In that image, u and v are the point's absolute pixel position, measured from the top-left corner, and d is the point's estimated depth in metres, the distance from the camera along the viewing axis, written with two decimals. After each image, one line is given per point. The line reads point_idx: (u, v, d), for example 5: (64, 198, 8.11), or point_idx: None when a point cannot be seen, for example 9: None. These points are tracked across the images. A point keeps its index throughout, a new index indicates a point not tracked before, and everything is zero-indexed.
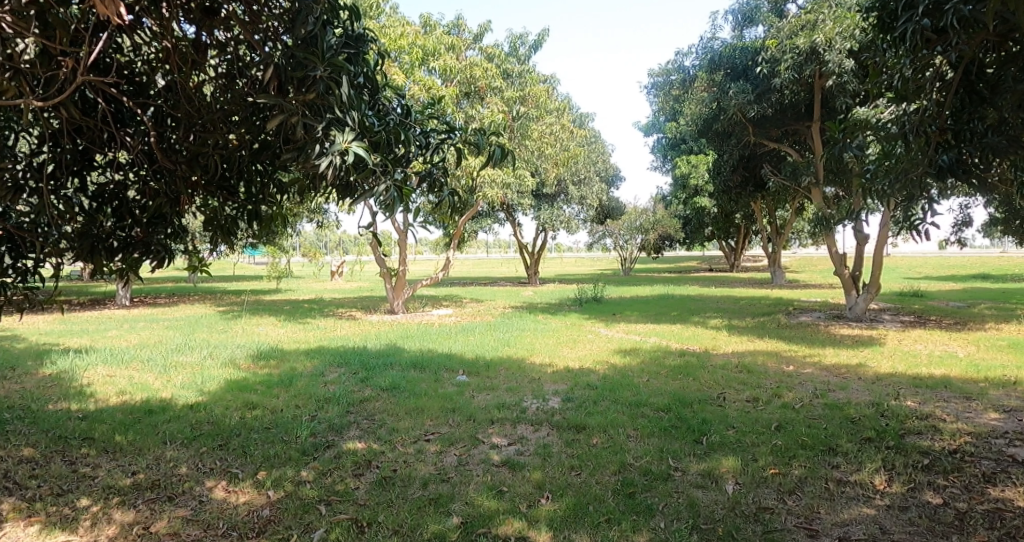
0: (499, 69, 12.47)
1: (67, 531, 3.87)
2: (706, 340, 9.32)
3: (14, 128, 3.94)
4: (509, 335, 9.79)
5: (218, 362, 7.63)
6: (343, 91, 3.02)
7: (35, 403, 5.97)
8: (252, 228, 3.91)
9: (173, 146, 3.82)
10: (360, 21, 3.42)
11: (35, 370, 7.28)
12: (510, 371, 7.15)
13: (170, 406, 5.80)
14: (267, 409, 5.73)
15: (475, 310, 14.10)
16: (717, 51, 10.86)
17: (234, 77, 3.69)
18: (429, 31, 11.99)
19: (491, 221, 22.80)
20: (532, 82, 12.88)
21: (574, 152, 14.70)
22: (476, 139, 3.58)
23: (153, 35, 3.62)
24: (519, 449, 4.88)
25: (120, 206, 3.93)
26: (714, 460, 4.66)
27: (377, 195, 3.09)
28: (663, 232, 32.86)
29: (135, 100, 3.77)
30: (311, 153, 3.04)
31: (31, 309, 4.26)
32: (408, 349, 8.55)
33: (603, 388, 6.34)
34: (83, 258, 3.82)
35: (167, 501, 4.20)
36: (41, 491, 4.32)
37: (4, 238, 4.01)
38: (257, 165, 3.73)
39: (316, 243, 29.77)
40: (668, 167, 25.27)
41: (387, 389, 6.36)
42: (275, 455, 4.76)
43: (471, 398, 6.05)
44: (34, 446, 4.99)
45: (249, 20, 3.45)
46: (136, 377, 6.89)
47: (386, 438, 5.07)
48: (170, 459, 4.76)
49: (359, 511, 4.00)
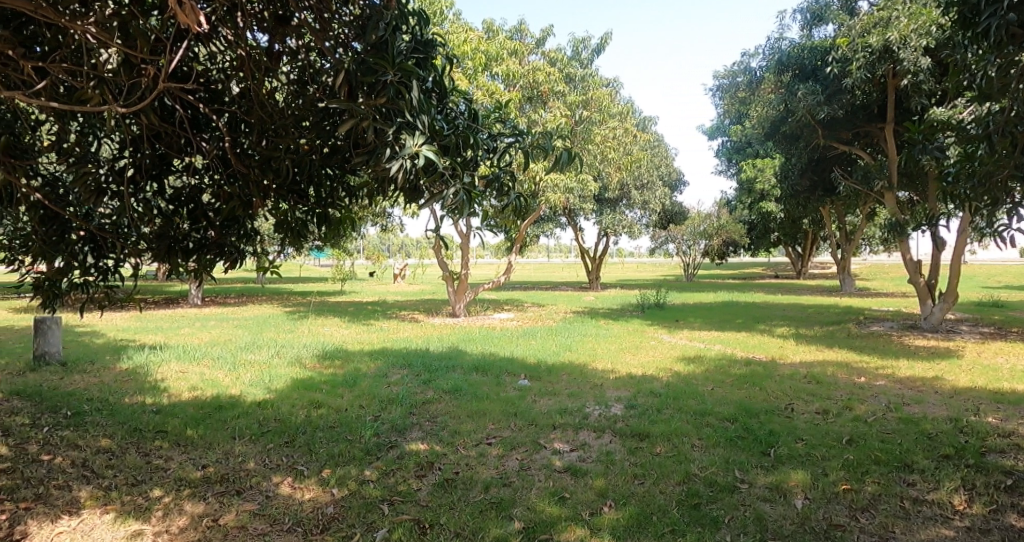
0: (562, 74, 12.45)
1: (140, 520, 4.04)
2: (772, 348, 9.06)
3: (98, 135, 4.23)
4: (571, 340, 9.73)
5: (286, 361, 7.83)
6: (413, 94, 3.11)
7: (112, 396, 6.25)
8: (323, 232, 3.98)
9: (246, 151, 3.96)
10: (428, 27, 3.53)
11: (114, 364, 7.64)
12: (573, 376, 7.09)
13: (239, 403, 5.99)
14: (332, 409, 5.84)
15: (537, 315, 14.11)
16: (784, 52, 10.53)
17: (306, 83, 3.82)
18: (492, 36, 12.11)
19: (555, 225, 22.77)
20: (594, 85, 12.73)
21: (638, 156, 14.49)
22: (543, 143, 3.58)
23: (229, 44, 3.80)
24: (581, 455, 4.84)
25: (195, 209, 4.08)
26: (782, 473, 4.50)
27: (445, 199, 3.12)
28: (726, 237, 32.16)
29: (211, 107, 3.93)
30: (382, 156, 3.15)
31: (110, 306, 4.38)
32: (471, 352, 8.59)
33: (667, 396, 6.22)
34: (160, 259, 3.97)
35: (236, 495, 4.32)
36: (116, 481, 4.52)
37: (88, 238, 4.24)
38: (328, 169, 3.80)
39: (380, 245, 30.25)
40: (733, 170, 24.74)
41: (449, 391, 6.40)
42: (339, 454, 4.85)
43: (533, 403, 6.03)
44: (111, 437, 5.22)
45: (320, 28, 3.63)
46: (207, 374, 7.15)
47: (448, 440, 5.10)
48: (238, 454, 4.90)
49: (421, 512, 4.03)
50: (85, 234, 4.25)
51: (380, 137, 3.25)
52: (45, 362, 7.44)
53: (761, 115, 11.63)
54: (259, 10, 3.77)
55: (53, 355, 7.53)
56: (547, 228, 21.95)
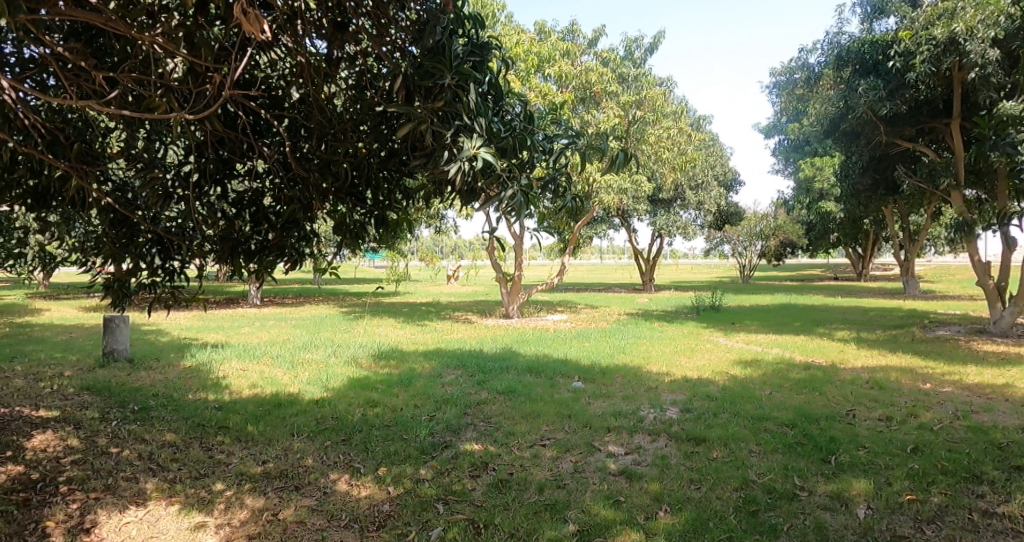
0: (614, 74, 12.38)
1: (204, 512, 4.18)
2: (832, 352, 8.80)
3: (164, 141, 4.39)
4: (624, 342, 9.66)
5: (342, 360, 8.01)
6: (470, 97, 3.15)
7: (177, 392, 6.49)
8: (380, 233, 4.05)
9: (305, 155, 4.06)
10: (483, 30, 3.56)
11: (178, 361, 7.94)
12: (627, 379, 7.03)
13: (297, 401, 6.14)
14: (387, 408, 5.94)
15: (590, 316, 14.07)
16: (844, 46, 10.21)
17: (363, 88, 3.90)
18: (544, 38, 12.15)
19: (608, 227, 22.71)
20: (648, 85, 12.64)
21: (692, 156, 14.29)
22: (599, 145, 3.57)
23: (290, 52, 3.91)
24: (636, 459, 4.80)
25: (257, 213, 4.20)
26: (843, 481, 4.37)
27: (503, 200, 3.16)
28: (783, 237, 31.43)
29: (272, 113, 4.03)
30: (440, 159, 3.20)
31: (176, 307, 4.51)
32: (524, 354, 8.62)
33: (723, 400, 6.11)
34: (224, 260, 4.09)
35: (295, 491, 4.44)
36: (181, 474, 4.69)
37: (155, 240, 4.39)
38: (385, 172, 3.86)
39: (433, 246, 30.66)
40: (791, 169, 24.16)
41: (503, 392, 6.43)
42: (395, 452, 4.92)
43: (587, 405, 6.01)
44: (176, 432, 5.42)
45: (377, 34, 3.71)
46: (266, 372, 7.36)
47: (502, 441, 5.13)
48: (297, 451, 5.02)
49: (475, 512, 4.06)
50: (153, 236, 4.40)
51: (437, 141, 3.29)
52: (113, 359, 7.78)
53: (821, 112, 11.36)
54: (318, 18, 3.86)
55: (121, 352, 7.85)
56: (600, 229, 21.86)
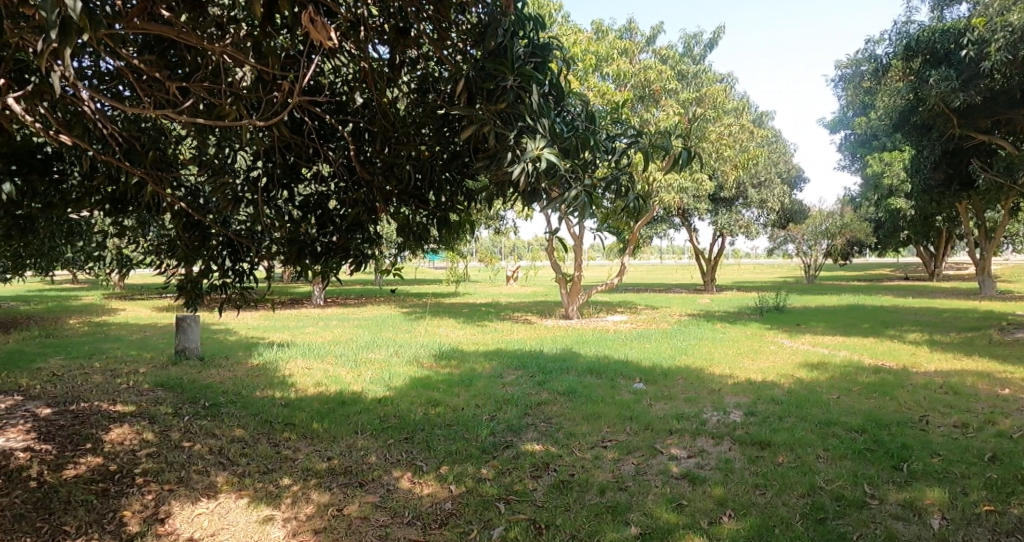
0: (673, 71, 12.46)
1: (271, 506, 4.31)
2: (903, 355, 8.47)
3: (234, 147, 4.55)
4: (685, 343, 9.53)
5: (404, 359, 8.15)
6: (533, 98, 3.16)
7: (246, 390, 6.72)
8: (442, 235, 4.12)
9: (369, 159, 4.15)
10: (544, 31, 3.55)
11: (246, 359, 8.22)
12: (689, 381, 6.94)
13: (361, 399, 6.28)
14: (448, 407, 6.01)
15: (650, 317, 13.94)
16: (913, 36, 9.80)
17: (425, 91, 3.96)
18: (602, 36, 12.28)
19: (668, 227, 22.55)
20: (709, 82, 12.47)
21: (754, 153, 14.01)
22: (662, 144, 3.53)
23: (353, 58, 3.99)
24: (699, 462, 4.73)
25: (323, 215, 4.31)
26: (916, 490, 4.21)
27: (567, 201, 3.16)
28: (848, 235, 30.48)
29: (336, 118, 4.14)
30: (503, 160, 3.22)
31: (245, 307, 4.67)
32: (584, 354, 8.61)
33: (789, 403, 5.97)
34: (291, 262, 4.23)
35: (359, 487, 4.53)
36: (250, 468, 4.85)
37: (226, 243, 4.56)
38: (447, 174, 3.91)
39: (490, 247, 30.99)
40: (857, 165, 23.38)
41: (563, 393, 6.43)
42: (456, 451, 4.98)
43: (649, 407, 5.96)
44: (244, 428, 5.61)
45: (438, 39, 3.75)
46: (331, 370, 7.55)
47: (563, 442, 5.14)
48: (361, 448, 5.13)
49: (537, 512, 4.07)
50: (224, 239, 4.58)
51: (500, 142, 3.31)
52: (185, 357, 8.11)
53: (892, 105, 11.05)
54: (380, 24, 3.93)
55: (192, 350, 8.17)
56: (660, 229, 21.66)
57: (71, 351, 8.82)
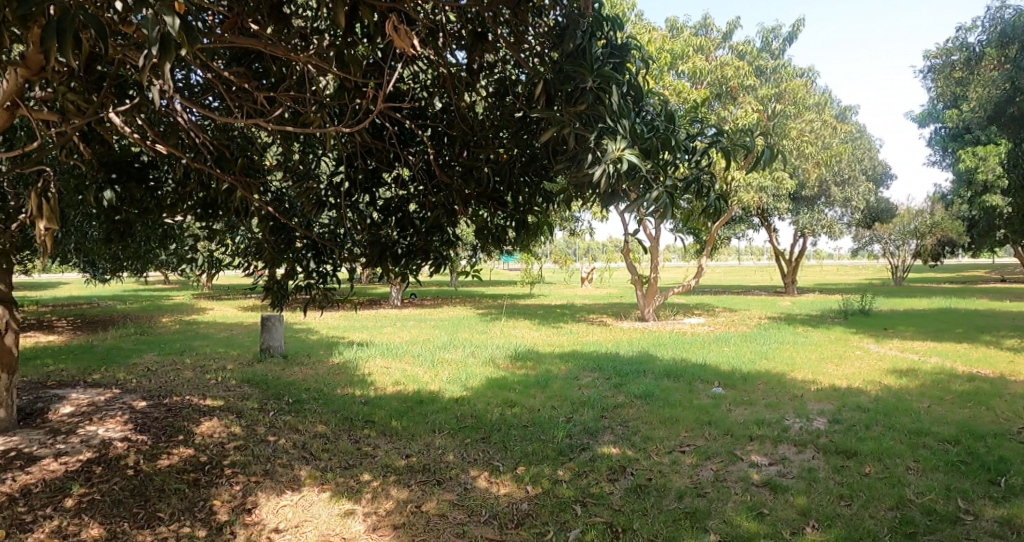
0: (751, 66, 12.22)
1: (352, 500, 4.46)
2: (1003, 364, 8.00)
3: (317, 153, 4.73)
4: (766, 347, 9.30)
5: (481, 360, 8.28)
6: (613, 99, 3.14)
7: (327, 387, 6.97)
8: (520, 236, 4.17)
9: (448, 162, 4.24)
10: (622, 30, 3.53)
11: (327, 358, 8.53)
12: (770, 386, 6.78)
13: (438, 398, 6.42)
14: (525, 408, 6.07)
15: (729, 320, 13.65)
16: (1009, 22, 9.33)
17: (502, 94, 4.01)
18: (676, 34, 12.54)
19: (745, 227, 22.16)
20: (788, 76, 12.34)
21: (837, 150, 13.56)
22: (743, 142, 3.47)
23: (432, 64, 4.08)
24: (781, 470, 4.62)
25: (402, 218, 4.42)
26: (1016, 506, 3.97)
27: (649, 201, 3.15)
28: (938, 234, 28.94)
29: (415, 122, 4.24)
30: (584, 162, 3.21)
31: (328, 307, 4.84)
32: (661, 357, 8.53)
33: (876, 411, 5.76)
34: (373, 263, 4.36)
35: (437, 485, 4.63)
36: (331, 463, 5.03)
37: (310, 245, 4.75)
38: (525, 177, 3.95)
39: (563, 248, 31.19)
40: (948, 159, 22.24)
41: (640, 396, 6.41)
42: (533, 452, 5.03)
43: (728, 412, 5.87)
44: (326, 424, 5.82)
45: (515, 42, 3.79)
46: (409, 370, 7.74)
47: (641, 446, 5.13)
48: (438, 446, 5.25)
49: (614, 516, 4.07)
50: (308, 242, 4.76)
51: (580, 143, 3.32)
52: (269, 355, 8.47)
53: (984, 96, 10.37)
54: (457, 29, 4.00)
55: (276, 348, 8.53)
56: (739, 229, 21.23)
57: (164, 347, 9.35)
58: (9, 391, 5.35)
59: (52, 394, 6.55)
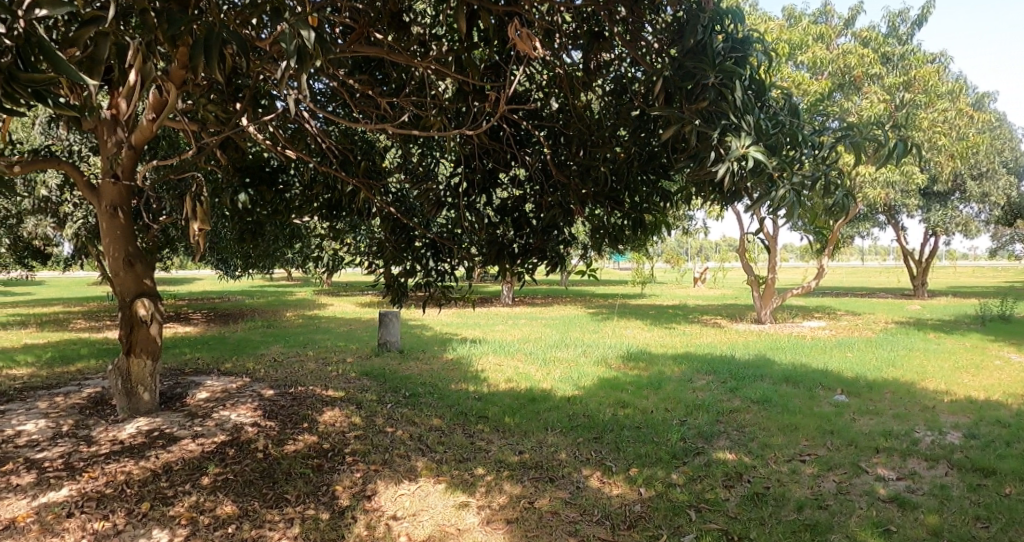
0: (876, 53, 11.57)
1: (467, 492, 4.59)
2: None
3: (436, 155, 4.89)
4: (893, 354, 8.74)
5: (592, 359, 8.28)
6: (736, 94, 3.05)
7: (443, 382, 7.21)
8: (636, 236, 4.16)
9: (564, 162, 4.27)
10: (744, 24, 3.40)
11: (443, 353, 8.82)
12: (898, 395, 6.37)
13: (550, 396, 6.49)
14: (637, 409, 6.03)
15: (851, 324, 12.90)
16: None
17: (619, 92, 3.99)
18: (793, 24, 12.22)
19: (867, 225, 20.92)
20: (917, 63, 11.59)
21: (975, 140, 12.55)
22: (878, 135, 3.25)
23: (548, 65, 4.13)
24: (910, 486, 4.34)
25: (519, 218, 4.50)
26: None
27: (774, 199, 3.01)
28: None
29: (531, 123, 4.31)
30: (707, 160, 3.14)
31: (446, 304, 4.99)
32: (779, 362, 8.20)
33: (1021, 427, 5.29)
34: (491, 262, 4.46)
35: (549, 482, 4.69)
36: (447, 456, 5.20)
37: (429, 244, 4.92)
38: (643, 175, 3.92)
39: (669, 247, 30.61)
40: None
41: (757, 401, 6.21)
42: (646, 454, 5.00)
43: (852, 421, 5.58)
44: (442, 418, 6.03)
45: (631, 40, 3.77)
46: (521, 367, 7.87)
47: (757, 453, 4.97)
48: (551, 444, 5.31)
49: (729, 523, 3.98)
50: (428, 241, 4.94)
51: (702, 141, 3.25)
52: (387, 350, 8.86)
53: None
54: (573, 29, 4.02)
55: (393, 344, 8.90)
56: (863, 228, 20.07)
57: (291, 340, 9.98)
58: (153, 377, 5.88)
59: (192, 380, 7.15)
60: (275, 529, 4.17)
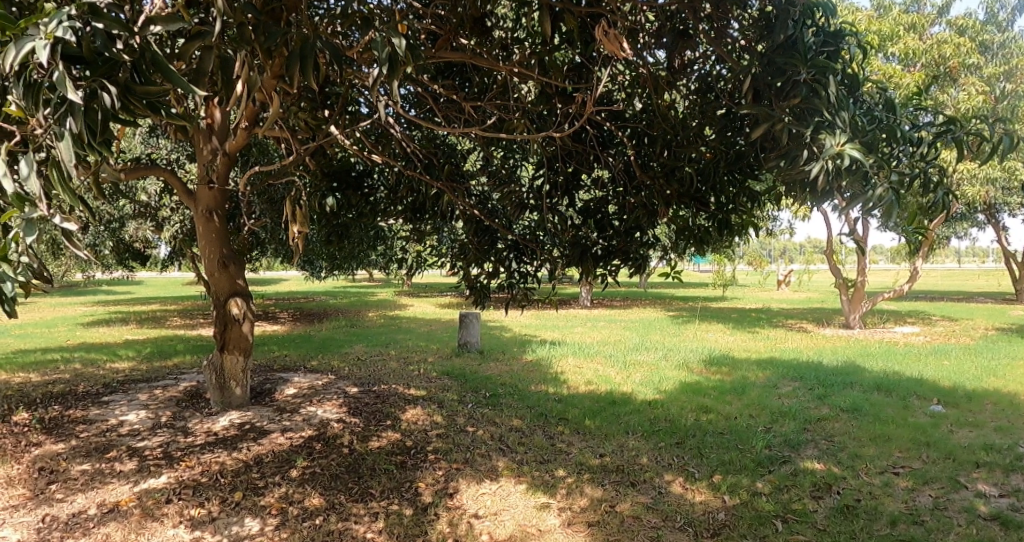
0: (975, 42, 10.92)
1: (547, 494, 4.62)
2: None
3: (518, 158, 4.94)
4: (997, 362, 8.21)
5: (672, 363, 8.16)
6: (831, 90, 2.93)
7: (522, 383, 7.29)
8: (722, 237, 4.08)
9: (648, 162, 4.23)
10: (836, 18, 3.31)
11: (522, 355, 8.90)
12: (1002, 407, 5.98)
13: (631, 400, 6.44)
14: (721, 414, 5.91)
15: (948, 330, 12.19)
16: None
17: (704, 90, 3.91)
18: (884, 13, 11.69)
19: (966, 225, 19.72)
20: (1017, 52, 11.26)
21: None
22: (983, 131, 3.06)
23: (630, 66, 4.10)
24: (1014, 504, 4.09)
25: (602, 219, 4.50)
26: None
27: (871, 199, 2.86)
28: None
29: (615, 124, 4.30)
30: (800, 159, 3.03)
31: (529, 305, 5.04)
32: (870, 368, 7.85)
33: None
34: (575, 263, 4.48)
35: (631, 486, 4.66)
36: (527, 456, 5.25)
37: (513, 246, 4.99)
38: (730, 175, 3.84)
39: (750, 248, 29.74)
40: None
41: (847, 410, 5.97)
42: (730, 461, 4.90)
43: (950, 433, 5.29)
44: (522, 418, 6.09)
45: (716, 37, 3.70)
46: (600, 370, 7.84)
47: (848, 464, 4.78)
48: (632, 448, 5.28)
49: (819, 535, 3.85)
50: (511, 242, 5.01)
51: (794, 139, 3.15)
52: (466, 350, 9.02)
53: None
54: (655, 28, 3.99)
55: (472, 344, 9.06)
56: (962, 228, 18.94)
57: (374, 339, 10.30)
58: (245, 372, 6.19)
59: (282, 376, 7.50)
60: (361, 522, 4.32)
